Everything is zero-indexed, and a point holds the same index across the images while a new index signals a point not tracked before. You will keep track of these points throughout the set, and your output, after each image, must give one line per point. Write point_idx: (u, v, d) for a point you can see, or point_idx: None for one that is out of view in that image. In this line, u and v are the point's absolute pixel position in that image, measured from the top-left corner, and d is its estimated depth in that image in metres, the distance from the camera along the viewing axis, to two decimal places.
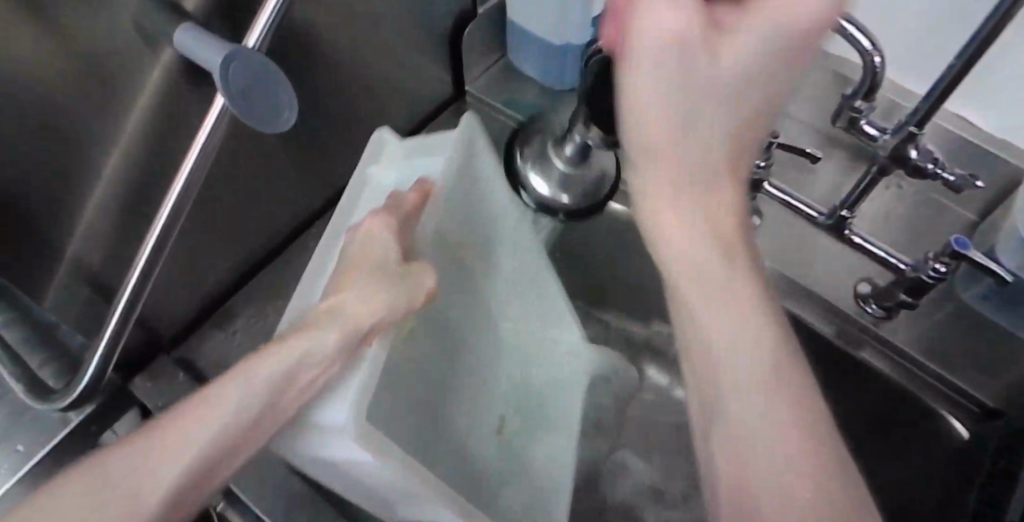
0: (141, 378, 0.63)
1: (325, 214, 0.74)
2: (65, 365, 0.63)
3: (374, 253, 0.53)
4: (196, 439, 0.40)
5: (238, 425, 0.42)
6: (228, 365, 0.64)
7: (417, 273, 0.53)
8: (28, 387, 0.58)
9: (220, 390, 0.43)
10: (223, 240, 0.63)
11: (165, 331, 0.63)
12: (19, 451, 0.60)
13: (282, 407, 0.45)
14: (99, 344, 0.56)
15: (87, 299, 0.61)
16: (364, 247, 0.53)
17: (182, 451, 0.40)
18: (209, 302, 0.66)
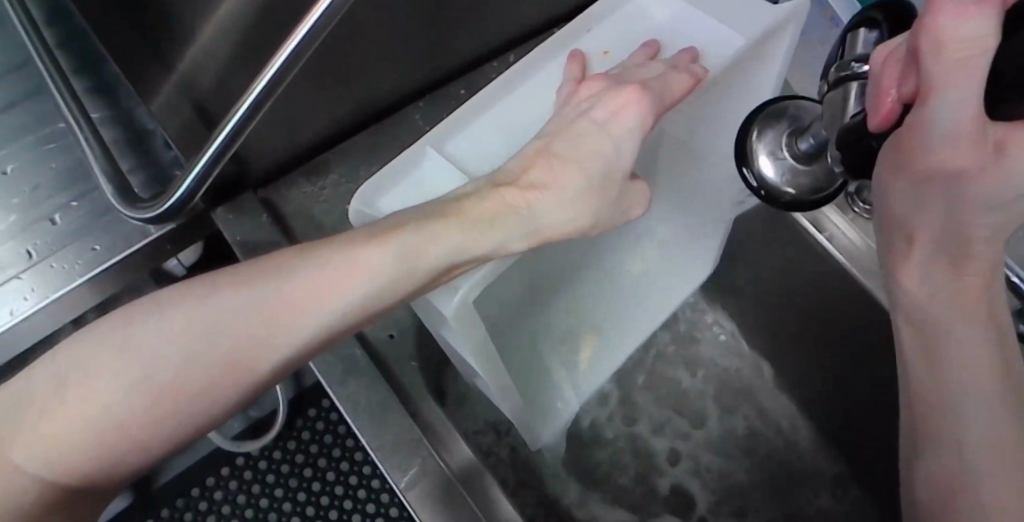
0: (224, 209, 0.60)
1: (436, 90, 0.69)
2: (154, 176, 0.62)
3: (571, 142, 0.48)
4: (305, 307, 0.44)
5: (337, 313, 0.44)
6: (309, 218, 0.63)
7: (629, 201, 0.49)
8: (117, 191, 0.57)
9: (337, 267, 0.44)
10: (334, 90, 0.59)
11: (257, 166, 0.61)
12: (94, 251, 0.60)
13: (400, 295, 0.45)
14: (192, 165, 0.54)
15: (190, 117, 0.59)
16: (584, 122, 0.48)
17: (286, 315, 0.44)
18: (306, 149, 0.64)
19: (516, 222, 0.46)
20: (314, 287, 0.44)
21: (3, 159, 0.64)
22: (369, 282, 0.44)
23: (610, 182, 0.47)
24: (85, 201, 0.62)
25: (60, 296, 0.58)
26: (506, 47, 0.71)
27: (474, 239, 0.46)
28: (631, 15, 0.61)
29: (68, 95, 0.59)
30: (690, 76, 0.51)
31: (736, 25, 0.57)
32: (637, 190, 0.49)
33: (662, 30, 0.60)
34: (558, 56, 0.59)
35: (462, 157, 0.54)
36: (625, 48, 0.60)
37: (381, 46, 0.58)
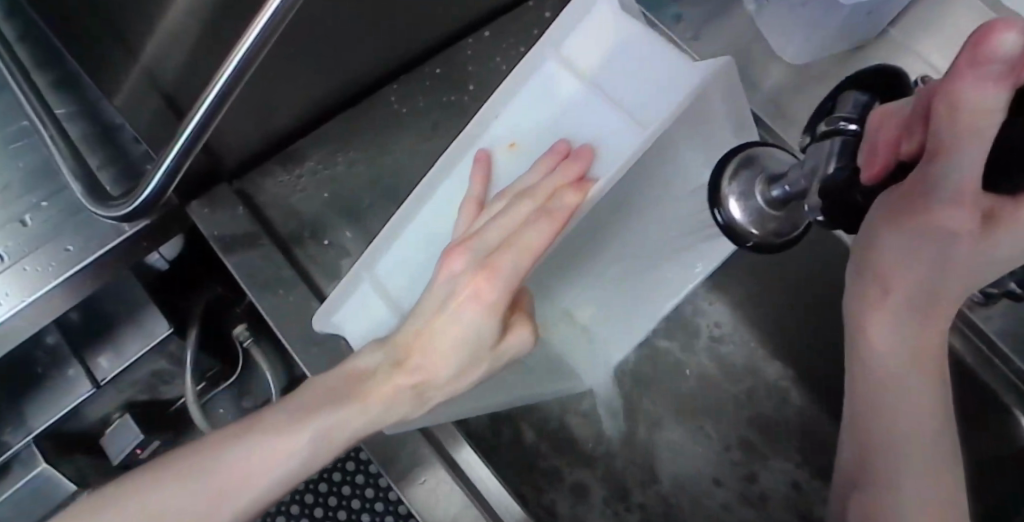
0: (199, 202, 0.59)
1: (412, 70, 0.67)
2: (125, 171, 0.60)
3: (436, 338, 0.47)
4: (254, 480, 0.47)
5: (278, 474, 0.47)
6: (287, 207, 0.62)
7: (510, 346, 0.50)
8: (86, 189, 0.55)
9: (303, 419, 0.47)
10: (307, 75, 0.57)
11: (231, 156, 0.59)
12: (68, 252, 0.58)
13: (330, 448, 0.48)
14: (163, 157, 0.52)
15: (158, 105, 0.57)
16: (447, 317, 0.46)
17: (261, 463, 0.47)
18: (280, 136, 0.62)
19: (407, 396, 0.48)
20: (268, 455, 0.47)
21: None
22: (326, 422, 0.47)
23: (483, 354, 0.48)
24: (56, 200, 0.60)
25: (37, 298, 0.57)
26: (481, 22, 0.69)
27: (368, 413, 0.48)
28: (542, 84, 0.56)
29: (28, 91, 0.57)
30: (571, 199, 0.49)
31: (654, 100, 0.52)
32: (516, 337, 0.50)
33: (568, 108, 0.56)
34: (466, 154, 0.58)
35: (385, 276, 0.56)
36: (533, 144, 0.57)
37: (353, 26, 0.56)
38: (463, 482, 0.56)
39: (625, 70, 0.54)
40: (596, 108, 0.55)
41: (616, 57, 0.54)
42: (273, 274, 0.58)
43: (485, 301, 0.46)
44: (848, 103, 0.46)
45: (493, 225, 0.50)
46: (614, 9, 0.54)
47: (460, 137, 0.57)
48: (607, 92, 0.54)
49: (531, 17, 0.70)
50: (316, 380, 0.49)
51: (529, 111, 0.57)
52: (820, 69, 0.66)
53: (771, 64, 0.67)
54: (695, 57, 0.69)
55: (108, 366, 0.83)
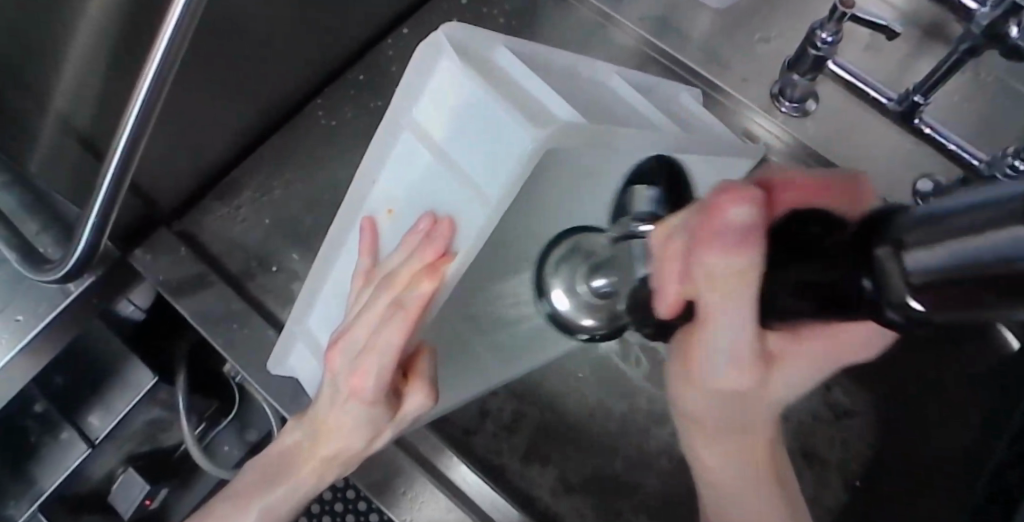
0: (141, 250, 0.58)
1: (335, 81, 0.66)
2: (62, 232, 0.60)
3: (332, 428, 0.46)
4: None
5: None
6: (231, 240, 0.61)
7: (408, 410, 0.47)
8: (22, 256, 0.55)
9: (248, 491, 0.49)
10: (226, 106, 0.57)
11: (165, 199, 0.59)
12: (18, 322, 0.58)
13: (281, 503, 0.49)
14: (88, 213, 0.51)
15: (81, 158, 0.56)
16: (333, 386, 0.45)
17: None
18: (211, 171, 0.61)
19: (331, 463, 0.48)
20: None
21: None
22: (269, 497, 0.48)
23: (381, 425, 0.47)
24: (0, 272, 0.59)
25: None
26: (397, 21, 0.68)
27: (300, 483, 0.48)
28: (404, 157, 0.48)
29: None
30: (422, 290, 0.42)
31: (491, 163, 0.43)
32: (409, 405, 0.46)
33: (428, 176, 0.47)
34: (353, 227, 0.52)
35: (317, 327, 0.54)
36: (408, 204, 0.49)
37: (261, 50, 0.55)
38: (447, 487, 0.56)
39: (468, 139, 0.44)
40: (449, 175, 0.45)
41: (459, 120, 0.44)
42: (226, 311, 0.57)
43: (365, 396, 0.44)
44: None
45: (354, 319, 0.45)
46: (455, 64, 0.43)
47: (342, 205, 0.51)
48: (453, 160, 0.45)
49: (448, 8, 0.69)
50: (254, 462, 0.50)
51: (400, 172, 0.49)
52: (746, 7, 0.64)
53: (697, 12, 0.65)
54: (621, 18, 0.67)
55: (99, 423, 0.84)
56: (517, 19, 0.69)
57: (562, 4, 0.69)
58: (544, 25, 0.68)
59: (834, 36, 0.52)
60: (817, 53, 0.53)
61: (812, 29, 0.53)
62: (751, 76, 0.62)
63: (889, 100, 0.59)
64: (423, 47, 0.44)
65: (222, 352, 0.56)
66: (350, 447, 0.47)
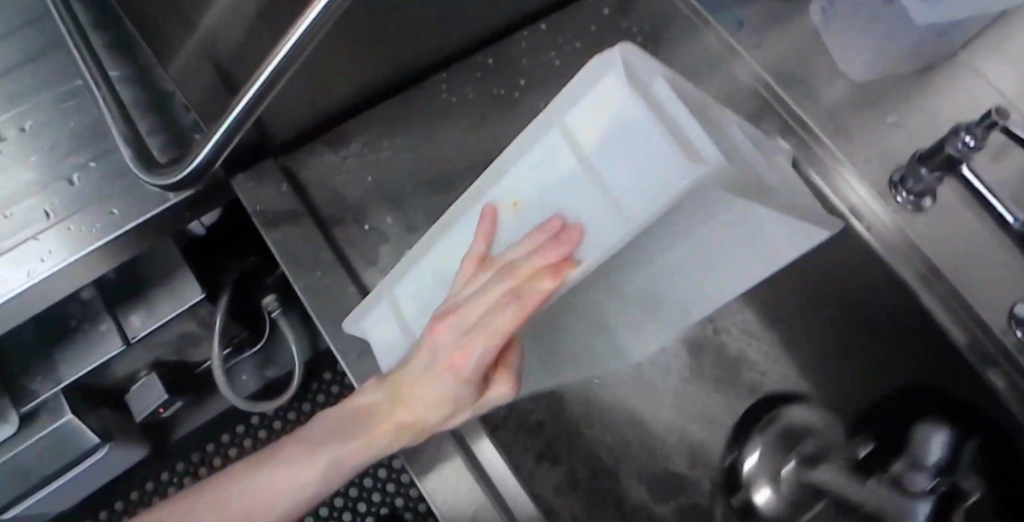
0: (244, 176, 0.60)
1: (463, 59, 0.67)
2: (173, 139, 0.60)
3: (413, 396, 0.46)
4: (263, 508, 0.51)
5: (289, 505, 0.51)
6: (331, 188, 0.62)
7: (492, 398, 0.47)
8: (135, 155, 0.56)
9: (317, 439, 0.50)
10: (362, 59, 0.57)
11: (279, 133, 0.59)
12: (113, 215, 0.59)
13: (342, 464, 0.50)
14: (213, 132, 0.52)
15: (213, 75, 0.57)
16: (430, 356, 0.45)
17: (289, 480, 0.50)
18: (327, 117, 0.62)
19: (402, 432, 0.47)
20: (283, 478, 0.51)
21: (21, 115, 0.60)
22: (336, 451, 0.49)
23: (464, 407, 0.46)
24: (104, 162, 0.60)
25: (80, 257, 0.57)
26: (537, 15, 0.68)
27: (369, 446, 0.48)
28: (546, 156, 0.48)
29: (86, 52, 0.57)
30: (545, 285, 0.41)
31: (635, 182, 0.41)
32: (493, 393, 0.46)
33: (562, 181, 0.46)
34: (473, 210, 0.52)
35: (405, 297, 0.54)
36: (534, 203, 0.48)
37: (410, 14, 0.55)
38: (484, 481, 0.56)
39: (617, 157, 0.43)
40: (585, 187, 0.44)
41: (609, 136, 0.43)
42: (313, 256, 0.58)
43: (463, 374, 0.44)
44: (932, 448, 0.56)
45: (465, 299, 0.45)
46: (622, 80, 0.42)
47: (468, 188, 0.51)
48: (594, 170, 0.44)
49: (588, 15, 0.69)
50: (320, 415, 0.51)
51: (536, 171, 0.48)
52: (883, 88, 0.64)
53: (832, 80, 0.65)
54: (753, 64, 0.66)
55: (140, 324, 0.84)
56: (652, 41, 0.69)
57: (700, 38, 0.69)
58: (677, 55, 0.68)
59: (977, 143, 0.52)
60: (954, 152, 0.54)
61: (956, 128, 0.53)
62: (871, 157, 0.62)
63: (1014, 221, 0.56)
64: (596, 61, 0.44)
65: (302, 295, 0.57)
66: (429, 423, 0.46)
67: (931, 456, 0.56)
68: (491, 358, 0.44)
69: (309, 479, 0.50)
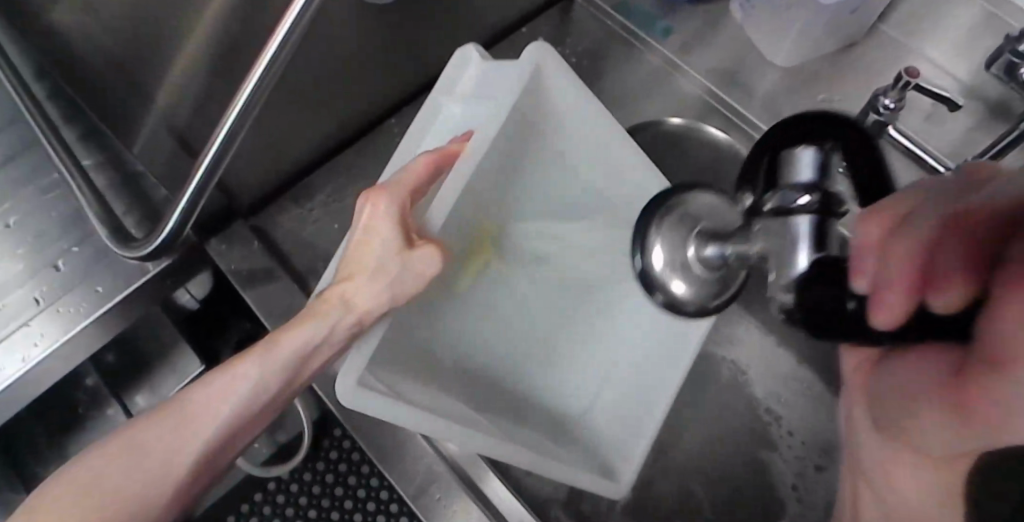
0: (217, 240, 0.63)
1: (412, 103, 0.70)
2: (146, 215, 0.64)
3: (348, 257, 0.48)
4: (196, 421, 0.45)
5: (218, 425, 0.45)
6: (300, 240, 0.65)
7: (418, 263, 0.47)
8: (111, 232, 0.59)
9: (219, 378, 0.46)
10: (311, 114, 0.61)
11: (246, 196, 0.63)
12: (97, 293, 0.62)
13: (284, 385, 0.48)
14: (179, 200, 0.55)
15: (176, 149, 0.60)
16: (358, 237, 0.47)
17: (195, 427, 0.45)
18: (290, 175, 0.66)
19: (334, 309, 0.46)
20: (210, 392, 0.46)
21: (7, 212, 0.65)
22: (249, 381, 0.46)
23: (389, 263, 0.47)
24: (86, 244, 0.64)
25: (70, 337, 0.60)
26: None
27: (309, 336, 0.46)
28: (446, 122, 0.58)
29: (57, 145, 0.61)
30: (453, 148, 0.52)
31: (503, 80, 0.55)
32: (421, 253, 0.47)
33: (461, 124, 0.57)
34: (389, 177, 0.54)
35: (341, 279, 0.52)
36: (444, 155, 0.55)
37: (346, 67, 0.60)
38: (482, 504, 0.56)
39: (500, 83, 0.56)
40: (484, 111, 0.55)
41: (489, 80, 0.56)
42: (289, 305, 0.61)
43: (396, 200, 0.48)
44: (658, 251, 0.49)
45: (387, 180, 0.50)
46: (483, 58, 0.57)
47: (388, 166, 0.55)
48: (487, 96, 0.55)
49: (524, 44, 0.73)
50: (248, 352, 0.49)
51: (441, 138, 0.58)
52: (812, 70, 0.67)
53: (764, 70, 0.68)
54: (683, 66, 0.70)
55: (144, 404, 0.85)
56: (587, 61, 0.72)
57: (632, 51, 0.72)
58: (613, 70, 0.72)
59: (895, 104, 0.54)
60: (877, 118, 0.56)
61: (875, 94, 0.56)
62: None
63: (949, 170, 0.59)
64: (456, 55, 0.57)
65: None
66: (365, 311, 0.47)
67: (797, 172, 0.36)
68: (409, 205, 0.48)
69: (247, 398, 0.46)
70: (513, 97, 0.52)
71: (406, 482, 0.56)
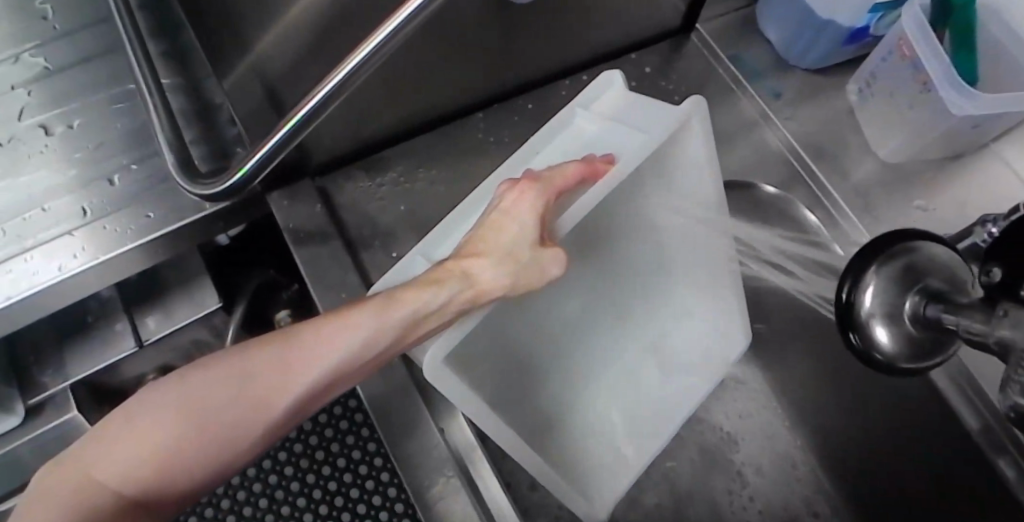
0: (280, 193, 0.61)
1: (503, 101, 0.68)
2: (215, 150, 0.62)
3: (486, 234, 0.47)
4: (274, 383, 0.42)
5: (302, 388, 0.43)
6: (362, 213, 0.63)
7: (546, 261, 0.47)
8: (179, 162, 0.57)
9: (334, 322, 0.44)
10: (409, 89, 0.59)
11: (319, 155, 0.61)
12: (148, 219, 0.60)
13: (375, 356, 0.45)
14: (258, 148, 0.53)
15: (261, 95, 0.58)
16: (494, 215, 0.47)
17: (296, 369, 0.43)
18: (368, 144, 0.63)
19: (450, 282, 0.44)
20: (300, 351, 0.43)
21: (73, 112, 0.63)
22: (363, 334, 0.44)
23: (521, 254, 0.46)
24: (145, 165, 0.62)
25: (111, 258, 0.58)
26: (580, 66, 0.70)
27: (417, 307, 0.44)
28: (575, 137, 0.59)
29: (142, 58, 0.59)
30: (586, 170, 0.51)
31: (646, 117, 0.56)
32: (551, 256, 0.47)
33: (595, 137, 0.58)
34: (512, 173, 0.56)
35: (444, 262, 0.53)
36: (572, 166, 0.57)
37: (455, 53, 0.57)
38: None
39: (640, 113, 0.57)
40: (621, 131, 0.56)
41: (629, 108, 0.57)
42: (340, 279, 0.59)
43: (534, 208, 0.47)
44: (875, 290, 0.42)
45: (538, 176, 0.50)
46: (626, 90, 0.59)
47: (511, 157, 0.56)
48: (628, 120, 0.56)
49: (627, 70, 0.70)
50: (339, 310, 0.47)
51: (560, 145, 0.58)
52: (908, 173, 0.66)
53: (864, 157, 0.67)
54: (782, 129, 0.68)
55: (155, 327, 0.80)
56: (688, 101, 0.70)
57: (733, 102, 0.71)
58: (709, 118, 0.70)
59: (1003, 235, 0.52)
60: (979, 243, 0.54)
61: (983, 219, 0.54)
62: None
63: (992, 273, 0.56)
64: (602, 74, 0.60)
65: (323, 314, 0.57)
66: (481, 290, 0.45)
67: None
68: (537, 217, 0.47)
69: (336, 363, 0.43)
70: (662, 132, 0.52)
71: (415, 479, 0.53)
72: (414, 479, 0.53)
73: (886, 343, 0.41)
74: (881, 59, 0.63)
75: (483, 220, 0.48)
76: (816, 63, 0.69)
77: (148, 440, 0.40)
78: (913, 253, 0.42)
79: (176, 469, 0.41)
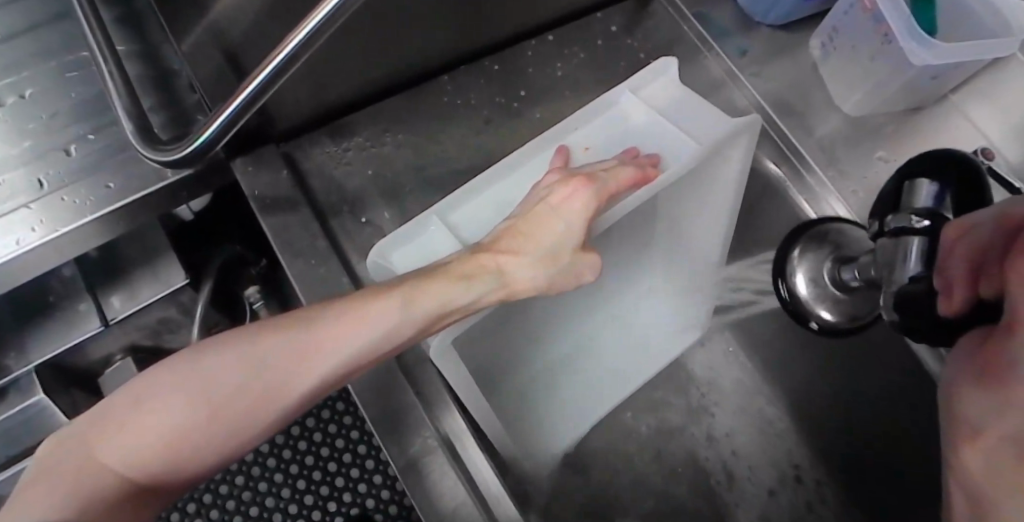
0: (244, 159, 0.60)
1: (470, 63, 0.68)
2: (174, 117, 0.61)
3: (532, 224, 0.49)
4: (287, 370, 0.42)
5: (323, 375, 0.43)
6: (329, 178, 0.62)
7: (582, 266, 0.50)
8: (137, 129, 0.55)
9: (352, 314, 0.43)
10: (375, 51, 0.58)
11: (283, 120, 0.60)
12: (108, 190, 0.58)
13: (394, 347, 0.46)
14: (219, 112, 0.52)
15: (221, 59, 0.57)
16: (543, 210, 0.49)
17: (307, 363, 0.42)
18: (334, 108, 0.63)
19: (489, 277, 0.47)
20: (322, 337, 0.43)
21: (23, 82, 0.61)
22: (383, 328, 0.44)
23: (561, 257, 0.49)
24: (102, 134, 0.60)
25: (71, 230, 0.56)
26: (546, 26, 0.70)
27: (452, 299, 0.46)
28: (608, 113, 0.61)
29: (95, 22, 0.57)
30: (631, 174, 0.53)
31: (685, 123, 0.59)
32: (587, 262, 0.50)
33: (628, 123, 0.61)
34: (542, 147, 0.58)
35: (459, 224, 0.54)
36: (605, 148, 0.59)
37: (422, 13, 0.57)
38: (467, 481, 0.54)
39: (681, 115, 0.60)
40: (670, 128, 0.59)
41: (676, 102, 0.61)
42: (308, 244, 0.58)
43: (589, 212, 0.50)
44: (801, 277, 0.63)
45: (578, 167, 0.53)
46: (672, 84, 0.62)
47: (545, 129, 0.58)
48: (676, 118, 0.60)
49: (594, 31, 0.71)
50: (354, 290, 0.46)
51: (598, 122, 0.61)
52: (874, 124, 0.67)
53: (826, 111, 0.68)
54: (749, 87, 0.69)
55: (120, 306, 0.77)
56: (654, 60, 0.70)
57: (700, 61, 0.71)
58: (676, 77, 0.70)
59: None
60: None
61: None
62: (859, 190, 0.66)
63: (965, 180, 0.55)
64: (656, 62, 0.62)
65: (292, 279, 0.56)
66: (513, 290, 0.48)
67: (919, 200, 0.49)
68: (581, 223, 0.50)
69: (360, 353, 0.44)
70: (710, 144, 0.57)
71: (394, 442, 0.53)
72: (392, 443, 0.53)
73: (827, 317, 0.61)
74: (843, 13, 0.64)
75: (531, 203, 0.51)
76: (779, 19, 0.70)
77: (149, 435, 0.39)
78: (822, 242, 0.63)
79: (181, 457, 0.40)
